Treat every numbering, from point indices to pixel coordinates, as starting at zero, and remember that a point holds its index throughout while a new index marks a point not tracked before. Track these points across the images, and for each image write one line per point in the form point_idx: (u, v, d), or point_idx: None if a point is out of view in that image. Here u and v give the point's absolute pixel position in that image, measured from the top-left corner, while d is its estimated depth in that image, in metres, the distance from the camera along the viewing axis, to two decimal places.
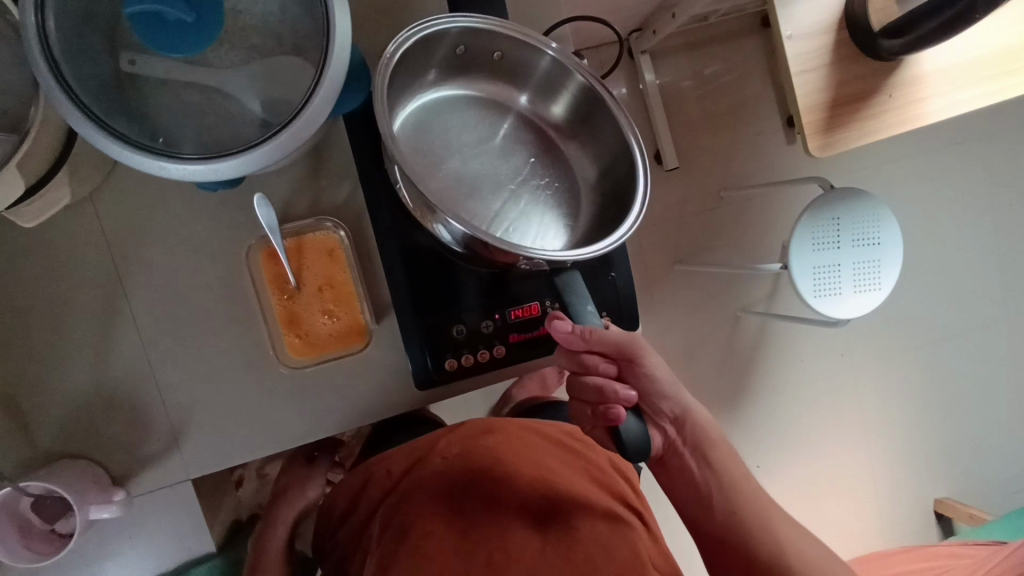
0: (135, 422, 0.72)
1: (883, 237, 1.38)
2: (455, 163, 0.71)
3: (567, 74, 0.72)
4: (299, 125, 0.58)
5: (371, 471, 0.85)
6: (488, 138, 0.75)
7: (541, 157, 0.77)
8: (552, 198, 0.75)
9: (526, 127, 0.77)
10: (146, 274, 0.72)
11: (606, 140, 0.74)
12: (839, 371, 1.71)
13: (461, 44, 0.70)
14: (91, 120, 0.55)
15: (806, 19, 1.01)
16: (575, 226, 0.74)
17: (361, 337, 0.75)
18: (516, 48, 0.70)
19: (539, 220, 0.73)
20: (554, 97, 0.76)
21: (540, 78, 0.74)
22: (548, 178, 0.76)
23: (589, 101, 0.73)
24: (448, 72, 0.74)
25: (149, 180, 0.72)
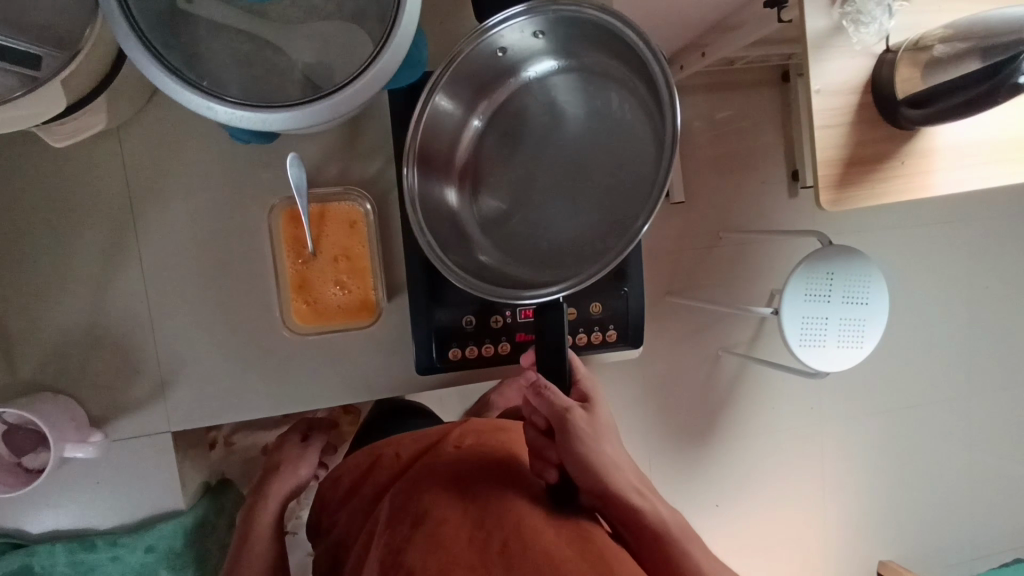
0: (124, 365, 0.70)
1: (872, 298, 1.41)
2: (521, 186, 0.73)
3: (598, 22, 0.64)
4: (354, 91, 0.56)
5: (383, 456, 0.85)
6: (548, 134, 0.72)
7: (597, 131, 0.70)
8: (605, 178, 0.70)
9: (577, 93, 0.71)
10: (161, 216, 0.70)
11: (654, 83, 0.65)
12: (807, 422, 1.75)
13: (496, 47, 0.66)
14: (146, 49, 0.54)
15: (837, 77, 1.04)
16: (641, 195, 0.67)
17: (370, 313, 0.74)
18: (547, 24, 0.65)
19: (601, 217, 0.70)
20: (600, 46, 0.68)
21: (581, 38, 0.67)
22: (601, 153, 0.70)
23: (624, 41, 0.64)
24: (503, 76, 0.71)
25: (179, 122, 0.70)
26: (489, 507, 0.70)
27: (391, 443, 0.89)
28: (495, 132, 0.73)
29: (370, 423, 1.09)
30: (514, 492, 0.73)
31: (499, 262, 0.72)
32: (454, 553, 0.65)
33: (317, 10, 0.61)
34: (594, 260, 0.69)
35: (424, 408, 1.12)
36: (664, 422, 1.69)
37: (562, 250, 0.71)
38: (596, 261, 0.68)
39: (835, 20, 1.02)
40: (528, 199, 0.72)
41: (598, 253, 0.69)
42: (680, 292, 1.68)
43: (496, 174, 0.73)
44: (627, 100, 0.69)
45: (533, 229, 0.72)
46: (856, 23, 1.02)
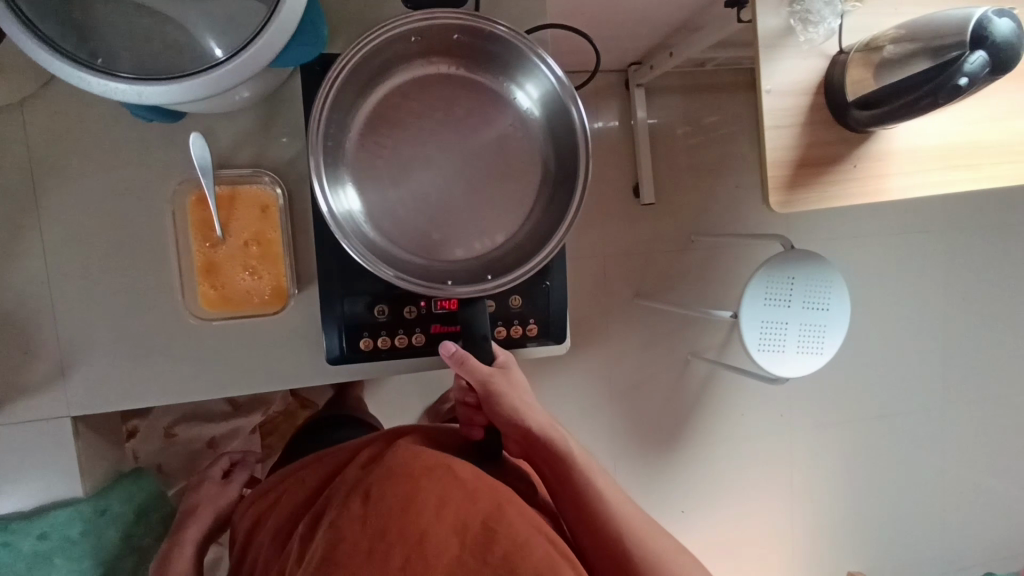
0: (21, 347, 0.69)
1: (834, 304, 1.39)
2: (412, 172, 0.71)
3: (523, 55, 0.67)
4: (239, 64, 0.55)
5: (290, 485, 0.82)
6: (439, 124, 0.71)
7: (490, 135, 0.72)
8: (499, 194, 0.72)
9: (482, 107, 0.72)
10: (65, 195, 0.69)
11: (558, 127, 0.70)
12: (775, 431, 1.72)
13: (409, 32, 0.65)
14: (25, 26, 0.54)
15: (789, 78, 1.02)
16: (522, 208, 0.72)
17: (280, 299, 0.73)
18: (475, 32, 0.66)
19: (488, 217, 0.72)
20: (514, 73, 0.71)
21: (498, 59, 0.70)
22: (498, 170, 0.72)
23: (542, 77, 0.68)
24: (399, 61, 0.69)
25: (85, 100, 0.69)
26: (390, 511, 0.65)
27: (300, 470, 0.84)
28: (384, 113, 0.71)
29: (309, 432, 1.09)
30: (414, 482, 0.67)
31: (388, 246, 0.69)
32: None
33: None
34: (477, 254, 0.72)
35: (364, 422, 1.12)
36: (630, 426, 1.66)
37: (458, 250, 0.71)
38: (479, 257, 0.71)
39: (785, 20, 1.00)
40: (421, 190, 0.71)
41: (479, 249, 0.72)
42: (648, 295, 1.66)
43: (387, 155, 0.70)
44: (520, 117, 0.73)
45: (422, 214, 0.71)
46: (806, 22, 1.00)
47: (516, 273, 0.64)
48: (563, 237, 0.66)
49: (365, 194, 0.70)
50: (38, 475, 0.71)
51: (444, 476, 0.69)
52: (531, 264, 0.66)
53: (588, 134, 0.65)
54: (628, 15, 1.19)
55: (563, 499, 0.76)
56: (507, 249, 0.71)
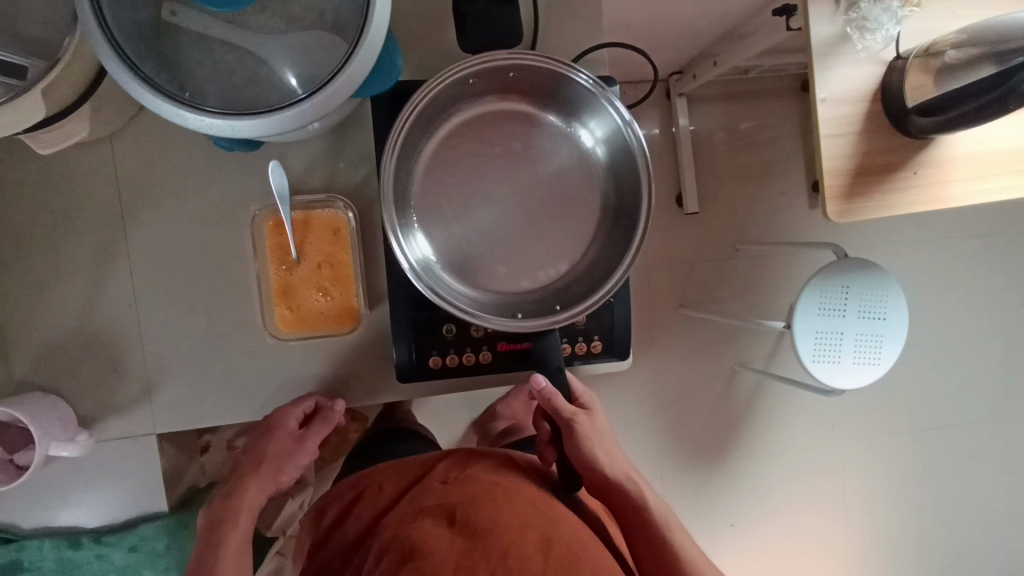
0: (112, 367, 0.73)
1: (890, 313, 1.36)
2: (477, 206, 0.72)
3: (583, 90, 0.65)
4: (328, 94, 0.56)
5: (367, 491, 0.85)
6: (501, 158, 0.72)
7: (548, 165, 0.73)
8: (560, 222, 0.73)
9: (539, 138, 0.73)
10: (151, 223, 0.73)
11: (620, 159, 0.69)
12: (826, 443, 1.69)
13: (468, 75, 0.64)
14: (124, 63, 0.56)
15: (844, 84, 1.01)
16: (584, 236, 0.73)
17: (350, 318, 0.75)
18: (534, 70, 0.65)
19: (551, 247, 0.73)
20: (570, 105, 0.70)
21: (555, 93, 0.69)
22: (558, 199, 0.73)
23: (601, 110, 0.67)
24: (458, 100, 0.69)
25: (168, 132, 0.72)
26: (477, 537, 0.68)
27: (374, 477, 0.88)
28: (447, 146, 0.72)
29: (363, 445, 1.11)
30: (500, 516, 0.70)
31: (458, 284, 0.70)
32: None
33: (295, 20, 0.63)
34: (542, 282, 0.73)
35: (416, 431, 1.14)
36: (677, 437, 1.65)
37: (523, 281, 0.73)
38: (544, 288, 0.73)
39: (840, 28, 1.00)
40: (483, 224, 0.72)
41: (543, 279, 0.73)
42: (693, 305, 1.65)
43: (449, 191, 0.72)
44: (577, 147, 0.73)
45: (486, 248, 0.72)
46: (862, 29, 0.99)
47: (581, 310, 0.64)
48: (624, 275, 0.65)
49: (432, 229, 0.71)
50: (122, 492, 0.74)
51: (528, 513, 0.72)
52: (595, 298, 0.66)
53: (650, 169, 0.64)
54: (674, 26, 1.19)
55: (635, 547, 0.76)
56: (571, 278, 0.72)
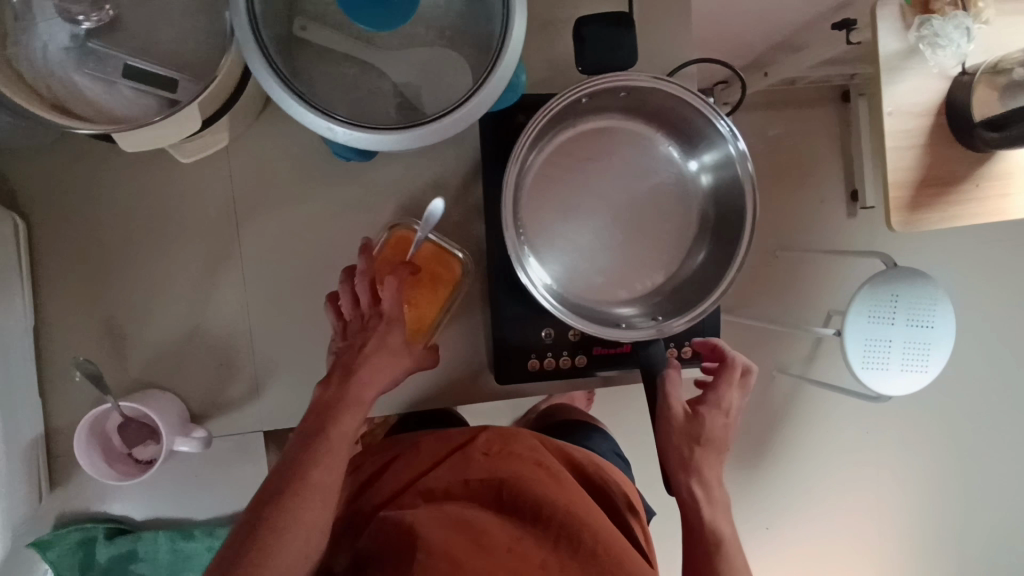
0: (221, 366, 0.75)
1: (938, 321, 1.38)
2: (578, 218, 0.75)
3: (693, 111, 0.68)
4: (468, 109, 0.60)
5: (403, 453, 0.81)
6: (602, 170, 0.75)
7: (647, 181, 0.76)
8: (657, 236, 0.76)
9: (639, 155, 0.76)
10: (261, 228, 0.75)
11: (722, 179, 0.72)
12: (859, 446, 1.70)
13: (582, 96, 0.67)
14: (275, 76, 0.57)
15: (911, 97, 1.03)
16: (680, 250, 0.76)
17: (422, 331, 0.75)
18: (648, 91, 0.67)
19: (648, 260, 0.76)
20: (674, 125, 0.73)
21: (659, 111, 0.71)
22: (655, 214, 0.76)
23: (704, 128, 0.69)
24: (569, 118, 0.72)
25: (278, 142, 0.74)
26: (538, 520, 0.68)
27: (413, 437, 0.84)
28: (551, 161, 0.74)
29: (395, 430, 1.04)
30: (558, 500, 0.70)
31: (563, 292, 0.72)
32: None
33: (414, 37, 0.64)
34: (639, 293, 0.76)
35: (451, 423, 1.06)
36: None
37: (622, 292, 0.75)
38: (642, 299, 0.75)
39: (910, 43, 1.02)
40: (584, 236, 0.75)
41: (640, 289, 0.76)
42: (733, 309, 1.64)
43: (552, 203, 0.74)
44: (676, 165, 0.76)
45: (587, 259, 0.75)
46: (933, 46, 1.01)
47: (685, 325, 0.67)
48: (722, 291, 0.68)
49: (536, 239, 0.73)
50: (228, 487, 0.76)
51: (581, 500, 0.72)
52: (700, 310, 0.68)
53: (756, 196, 0.66)
54: (734, 33, 1.18)
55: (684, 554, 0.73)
56: (668, 289, 0.75)
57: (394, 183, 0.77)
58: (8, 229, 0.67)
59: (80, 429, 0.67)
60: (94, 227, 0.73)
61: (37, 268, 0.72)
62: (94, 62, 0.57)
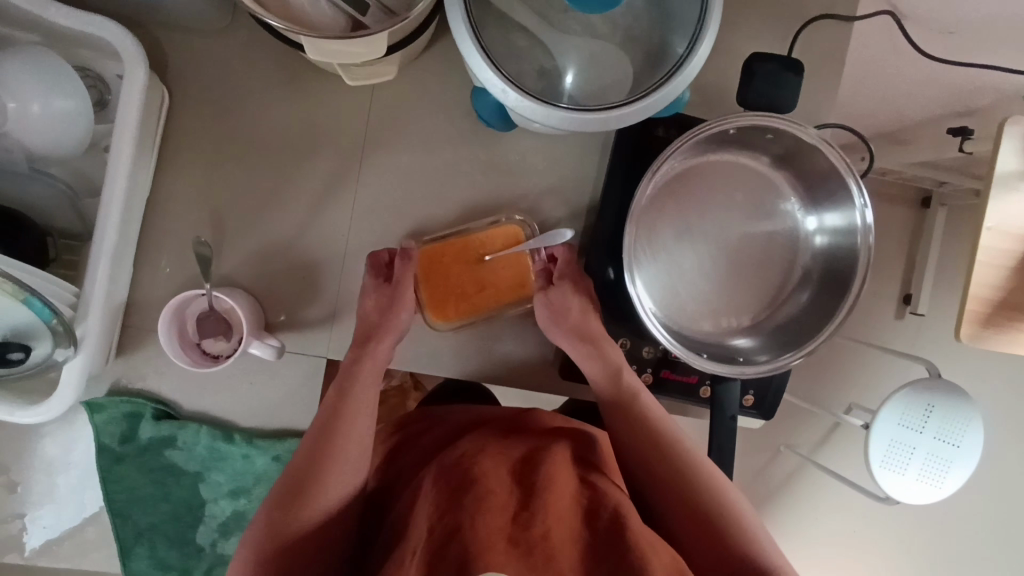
0: (308, 285, 0.76)
1: (964, 443, 1.38)
2: (686, 241, 0.76)
3: (833, 170, 0.68)
4: (634, 109, 0.63)
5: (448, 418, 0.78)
6: (721, 202, 0.76)
7: (760, 225, 0.77)
8: (754, 280, 0.77)
9: (760, 198, 0.77)
10: (382, 166, 0.76)
11: (838, 243, 0.72)
12: (850, 557, 1.53)
13: (732, 127, 0.68)
14: (467, 25, 0.59)
15: (1013, 218, 1.04)
16: (775, 298, 0.76)
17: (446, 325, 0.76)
18: (796, 138, 0.68)
19: (741, 300, 0.76)
20: (804, 178, 0.74)
21: (796, 160, 0.72)
22: (759, 258, 0.77)
23: (837, 187, 0.70)
24: (707, 144, 0.72)
25: (423, 91, 0.76)
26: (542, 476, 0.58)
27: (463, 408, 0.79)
28: (676, 180, 0.75)
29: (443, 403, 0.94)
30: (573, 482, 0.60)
31: (655, 308, 0.73)
32: (495, 513, 0.53)
33: (592, 27, 0.65)
34: (722, 330, 0.76)
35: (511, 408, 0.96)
36: None
37: (709, 324, 0.76)
38: (725, 336, 0.76)
39: None
40: (686, 259, 0.76)
41: (726, 326, 0.76)
42: None
43: (665, 219, 0.75)
44: (792, 217, 0.76)
45: (684, 282, 0.76)
46: None
47: (771, 370, 0.67)
48: (813, 348, 0.68)
49: (643, 251, 0.74)
50: (274, 402, 0.76)
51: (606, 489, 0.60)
52: (785, 360, 0.68)
53: (871, 268, 0.67)
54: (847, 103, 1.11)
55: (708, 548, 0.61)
56: (753, 333, 0.75)
57: (517, 160, 0.78)
58: (157, 99, 0.69)
59: (169, 306, 0.68)
60: (232, 121, 0.75)
61: (165, 145, 0.74)
62: None
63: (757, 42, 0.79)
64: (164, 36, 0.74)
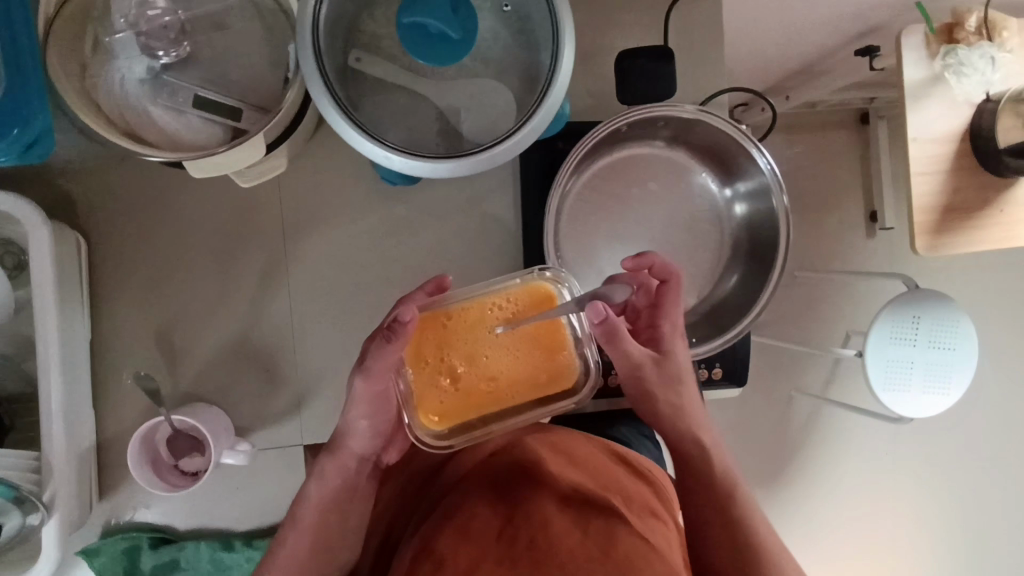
0: (268, 381, 0.78)
1: (959, 344, 1.38)
2: (613, 243, 0.76)
3: (730, 140, 0.70)
4: (519, 136, 0.62)
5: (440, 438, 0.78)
6: (637, 197, 0.77)
7: (681, 207, 0.78)
8: (690, 259, 0.78)
9: (674, 182, 0.78)
10: (309, 248, 0.78)
11: (759, 205, 0.74)
12: (889, 480, 1.53)
13: (622, 125, 0.70)
14: (336, 104, 0.60)
15: (933, 126, 1.05)
16: (713, 273, 0.78)
17: (440, 410, 0.63)
18: (686, 119, 0.70)
19: (684, 283, 0.77)
20: (707, 153, 0.76)
21: (694, 138, 0.74)
22: (689, 238, 0.78)
23: (738, 154, 0.71)
24: (608, 145, 0.74)
25: (328, 166, 0.78)
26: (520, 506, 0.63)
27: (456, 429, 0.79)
28: (589, 188, 0.77)
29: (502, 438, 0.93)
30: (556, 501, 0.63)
31: None
32: (476, 551, 0.58)
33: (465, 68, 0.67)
34: None
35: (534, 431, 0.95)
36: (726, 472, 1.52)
37: None
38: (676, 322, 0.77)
39: (935, 72, 1.04)
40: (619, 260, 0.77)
41: None
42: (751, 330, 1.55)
43: (589, 228, 0.76)
44: (707, 189, 0.79)
45: None
46: (957, 73, 1.03)
47: (721, 344, 0.68)
48: (758, 313, 0.69)
49: (576, 265, 0.75)
50: (265, 497, 0.78)
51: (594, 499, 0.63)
52: (734, 332, 0.70)
53: (790, 224, 0.69)
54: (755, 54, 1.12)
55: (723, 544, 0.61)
56: (702, 311, 0.77)
57: (435, 205, 0.79)
58: (72, 248, 0.71)
59: (133, 442, 0.69)
60: (153, 246, 0.76)
61: (96, 285, 0.76)
62: (167, 94, 0.60)
63: (634, 29, 0.80)
64: (67, 181, 0.75)
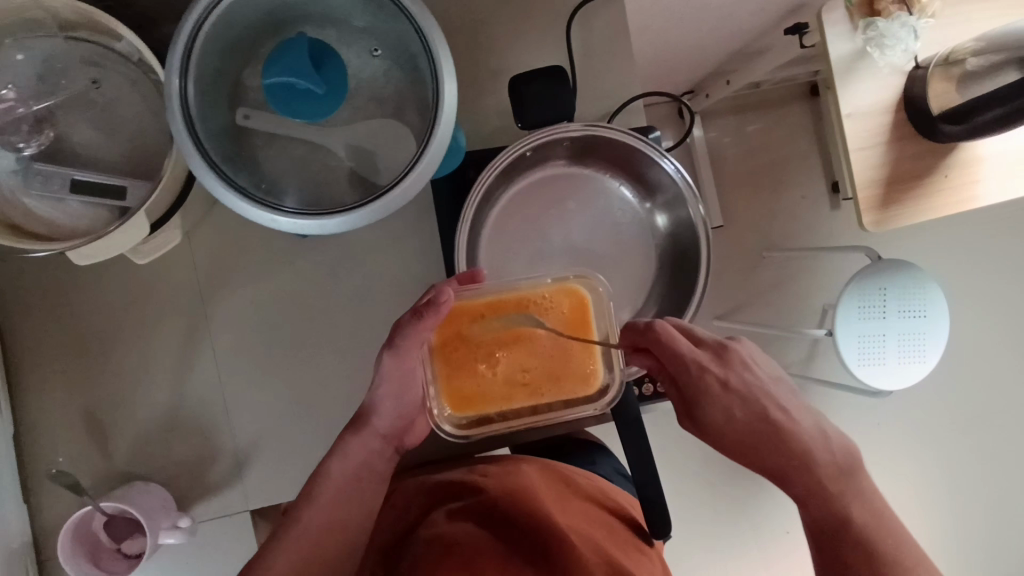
0: (203, 450, 0.76)
1: (930, 310, 1.36)
2: (537, 267, 0.75)
3: (637, 152, 0.68)
4: (408, 181, 0.58)
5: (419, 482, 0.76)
6: (556, 218, 0.76)
7: (602, 222, 0.77)
8: (619, 275, 0.76)
9: (593, 197, 0.77)
10: (229, 310, 0.76)
11: (678, 213, 0.72)
12: (885, 453, 1.50)
13: (526, 150, 0.68)
14: (214, 170, 0.56)
15: (864, 99, 1.03)
16: (643, 286, 0.76)
17: (461, 401, 0.64)
18: (590, 137, 0.68)
19: (615, 299, 0.76)
20: (619, 166, 0.74)
21: (605, 153, 0.72)
22: (615, 253, 0.76)
23: (648, 165, 0.70)
24: (518, 170, 0.73)
25: (238, 224, 0.75)
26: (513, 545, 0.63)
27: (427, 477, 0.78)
28: (505, 215, 0.75)
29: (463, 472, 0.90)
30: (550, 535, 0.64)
31: None
32: None
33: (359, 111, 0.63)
34: None
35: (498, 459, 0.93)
36: None
37: None
38: None
39: (859, 45, 1.02)
40: None
41: None
42: (726, 317, 1.53)
43: (512, 255, 0.75)
44: (627, 201, 0.77)
45: None
46: (881, 46, 1.01)
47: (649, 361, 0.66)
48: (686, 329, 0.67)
49: None
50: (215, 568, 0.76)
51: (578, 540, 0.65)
52: None
53: (708, 233, 0.66)
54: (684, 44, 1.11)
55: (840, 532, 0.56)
56: None
57: (355, 249, 0.77)
58: None
59: (62, 537, 0.67)
60: (69, 327, 0.74)
61: (16, 376, 0.74)
62: (39, 182, 0.58)
63: (535, 46, 0.78)
64: None
